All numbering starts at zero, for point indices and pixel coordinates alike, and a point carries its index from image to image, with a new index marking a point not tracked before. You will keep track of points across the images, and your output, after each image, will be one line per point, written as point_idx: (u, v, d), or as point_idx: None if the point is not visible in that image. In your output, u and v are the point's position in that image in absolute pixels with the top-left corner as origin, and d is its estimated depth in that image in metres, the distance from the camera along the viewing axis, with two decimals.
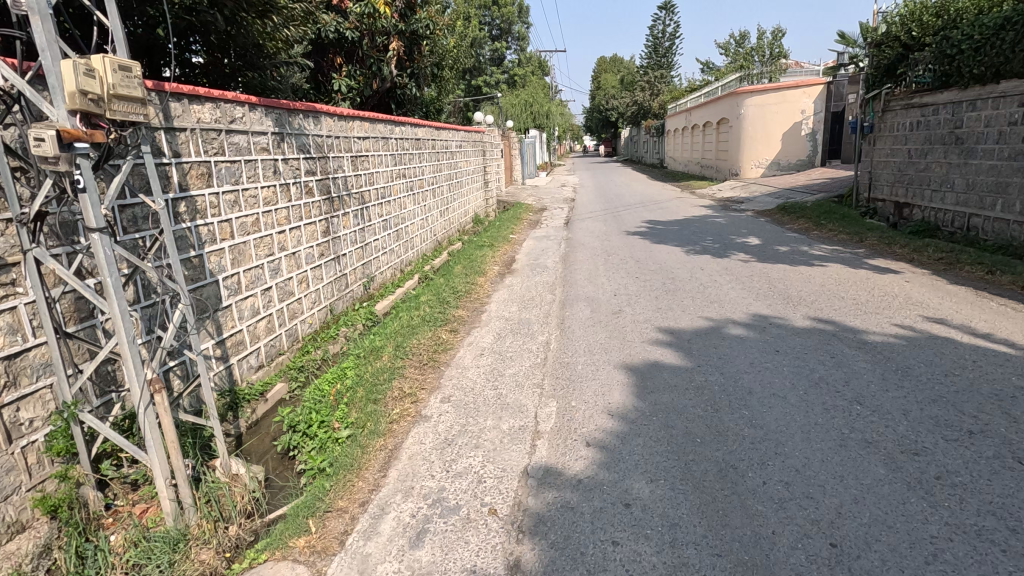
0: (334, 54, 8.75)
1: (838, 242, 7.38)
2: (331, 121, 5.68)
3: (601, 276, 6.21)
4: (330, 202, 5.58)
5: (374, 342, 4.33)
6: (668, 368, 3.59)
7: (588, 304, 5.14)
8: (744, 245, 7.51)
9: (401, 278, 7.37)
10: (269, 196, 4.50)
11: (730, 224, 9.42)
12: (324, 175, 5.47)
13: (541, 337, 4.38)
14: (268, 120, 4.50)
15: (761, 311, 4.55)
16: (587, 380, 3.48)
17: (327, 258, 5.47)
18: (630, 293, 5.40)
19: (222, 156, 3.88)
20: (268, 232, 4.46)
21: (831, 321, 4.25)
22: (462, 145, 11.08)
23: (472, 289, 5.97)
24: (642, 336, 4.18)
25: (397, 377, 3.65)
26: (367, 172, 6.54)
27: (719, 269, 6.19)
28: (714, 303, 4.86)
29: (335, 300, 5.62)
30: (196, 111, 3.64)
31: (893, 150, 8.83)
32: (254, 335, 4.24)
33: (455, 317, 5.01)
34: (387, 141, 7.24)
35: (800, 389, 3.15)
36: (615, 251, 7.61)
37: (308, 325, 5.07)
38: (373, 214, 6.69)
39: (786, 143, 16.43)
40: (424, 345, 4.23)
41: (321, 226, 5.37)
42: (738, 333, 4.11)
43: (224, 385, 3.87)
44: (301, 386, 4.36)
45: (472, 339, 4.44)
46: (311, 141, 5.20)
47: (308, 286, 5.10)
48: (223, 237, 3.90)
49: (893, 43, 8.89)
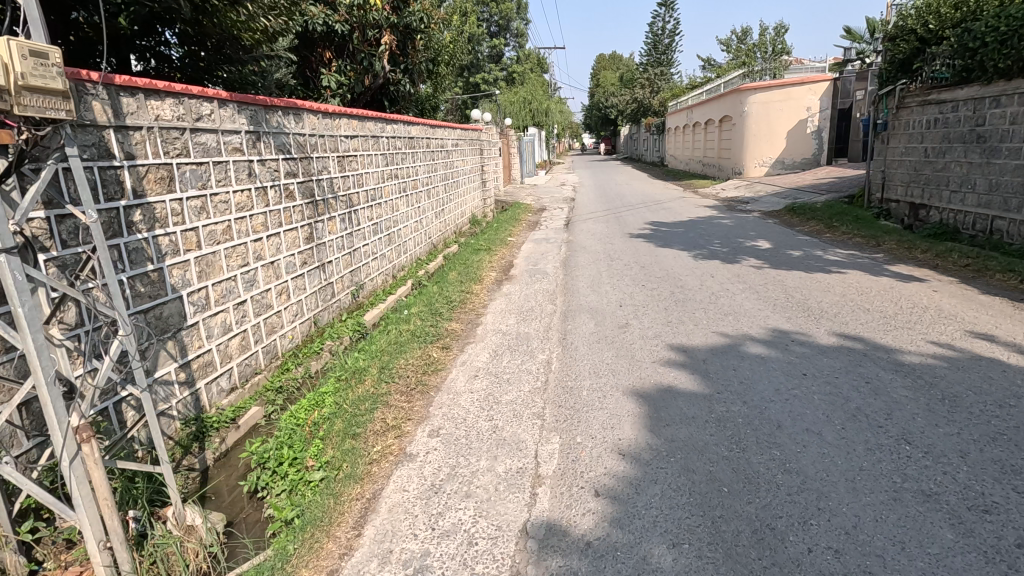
0: (323, 49, 8.35)
1: (853, 245, 7.00)
2: (315, 119, 5.28)
3: (605, 284, 5.83)
4: (314, 206, 5.19)
5: (358, 362, 3.94)
6: (683, 395, 3.21)
7: (591, 317, 4.76)
8: (754, 249, 7.12)
9: (393, 284, 6.99)
10: (243, 201, 4.10)
11: (737, 226, 9.05)
12: (307, 177, 5.07)
13: (540, 356, 4.00)
14: (242, 117, 4.10)
15: (781, 326, 4.17)
16: (593, 410, 3.10)
17: (310, 266, 5.09)
18: (636, 304, 5.02)
19: (186, 158, 3.50)
20: (242, 240, 4.07)
21: (861, 338, 3.86)
22: (459, 144, 10.70)
23: (468, 299, 5.58)
24: (652, 355, 3.80)
25: (380, 406, 3.26)
26: (356, 173, 6.15)
27: (730, 276, 5.81)
28: (729, 316, 4.47)
29: (320, 312, 5.24)
30: (155, 108, 3.24)
31: (908, 149, 8.44)
32: (226, 354, 3.85)
33: (448, 332, 4.62)
34: (378, 140, 6.85)
35: (836, 422, 2.77)
36: (619, 256, 7.23)
37: (288, 340, 4.69)
38: (363, 218, 6.30)
39: (791, 141, 16.04)
40: (413, 366, 3.84)
41: (304, 232, 4.98)
42: (758, 352, 3.73)
43: (190, 412, 3.49)
44: (279, 409, 3.98)
45: (465, 357, 4.06)
46: (291, 140, 4.81)
47: (289, 298, 4.72)
48: (188, 248, 3.51)
49: (909, 37, 8.49)
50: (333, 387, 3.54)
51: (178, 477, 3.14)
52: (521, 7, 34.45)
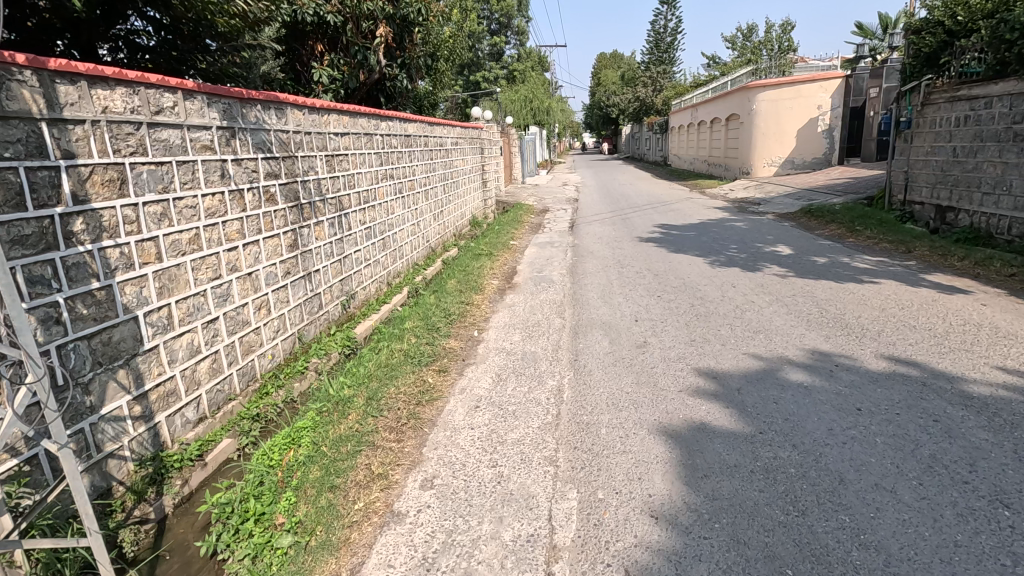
0: (315, 41, 7.87)
1: (880, 251, 6.54)
2: (301, 115, 4.80)
3: (617, 294, 5.37)
4: (299, 210, 4.71)
5: (343, 388, 3.47)
6: (720, 435, 2.75)
7: (605, 334, 4.30)
8: (774, 256, 6.66)
9: (387, 292, 6.53)
10: (214, 206, 3.63)
11: (752, 229, 8.57)
12: (291, 178, 4.60)
13: (550, 382, 3.53)
14: (214, 111, 3.63)
15: (821, 348, 3.70)
16: (616, 455, 2.64)
17: (295, 276, 4.62)
18: (654, 318, 4.55)
19: (143, 157, 3.03)
20: (214, 251, 3.61)
21: (915, 363, 3.39)
22: (459, 142, 10.22)
23: (468, 311, 5.11)
24: (678, 383, 3.33)
25: (365, 448, 2.79)
26: (346, 174, 5.67)
27: (754, 286, 5.34)
28: (760, 335, 4.00)
29: (306, 326, 4.78)
30: (101, 98, 2.77)
31: (934, 148, 7.97)
32: (193, 381, 3.38)
33: (445, 351, 4.15)
34: (372, 138, 6.37)
35: (911, 476, 2.30)
36: (629, 262, 6.77)
37: (269, 359, 4.22)
38: (354, 223, 5.83)
39: (801, 140, 15.57)
40: (406, 395, 3.36)
41: (287, 239, 4.51)
42: (800, 379, 3.26)
43: (147, 450, 3.02)
44: (253, 442, 3.51)
45: (465, 383, 3.60)
46: (273, 137, 4.33)
47: (270, 313, 4.26)
48: (145, 261, 3.04)
49: (936, 29, 8.01)
50: (312, 420, 3.07)
51: (127, 532, 2.67)
52: (522, 4, 33.98)
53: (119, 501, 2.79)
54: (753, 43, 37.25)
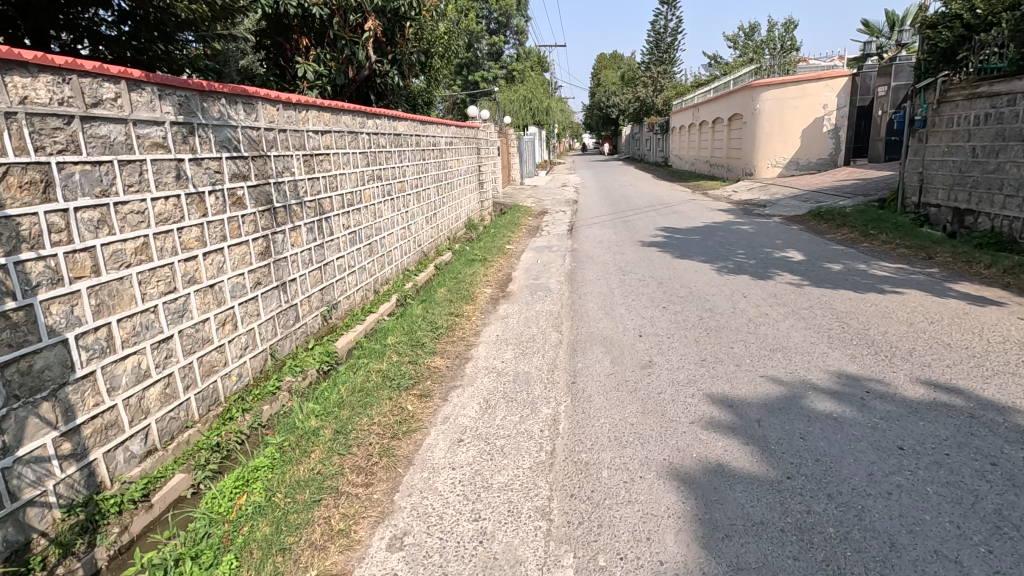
0: (300, 35, 7.45)
1: (899, 257, 6.15)
2: (274, 111, 4.40)
3: (619, 304, 4.97)
4: (271, 214, 4.32)
5: (310, 416, 3.07)
6: (741, 480, 2.35)
7: (606, 351, 3.90)
8: (785, 262, 6.27)
9: (374, 301, 6.14)
10: (167, 211, 3.23)
11: (759, 233, 8.18)
12: (263, 179, 4.20)
13: (545, 409, 3.13)
14: (166, 103, 3.22)
15: (849, 371, 3.30)
16: (619, 506, 2.24)
17: (267, 287, 4.22)
18: (660, 334, 4.15)
19: (75, 156, 2.63)
20: (167, 261, 3.20)
21: (956, 389, 3.00)
22: (453, 142, 9.81)
23: (457, 325, 4.70)
24: (689, 413, 2.94)
25: (326, 495, 2.39)
26: (327, 176, 5.27)
27: (767, 296, 4.94)
28: (779, 355, 3.61)
29: (279, 341, 4.38)
30: (20, 87, 2.38)
31: (952, 148, 7.58)
32: (139, 410, 2.98)
33: (429, 371, 3.76)
34: (357, 137, 5.97)
35: (977, 541, 1.91)
36: (632, 269, 6.38)
37: (235, 380, 3.82)
38: (337, 228, 5.43)
39: (806, 140, 15.19)
40: (381, 426, 2.97)
41: (257, 246, 4.11)
42: (828, 408, 2.87)
43: (79, 494, 2.62)
44: (210, 477, 3.11)
45: (449, 410, 3.20)
46: (240, 134, 3.93)
47: (236, 329, 3.86)
48: (76, 275, 2.64)
49: (953, 23, 7.56)
50: (270, 457, 2.67)
51: None
52: (521, 4, 33.60)
53: (40, 557, 2.39)
54: (755, 42, 36.78)
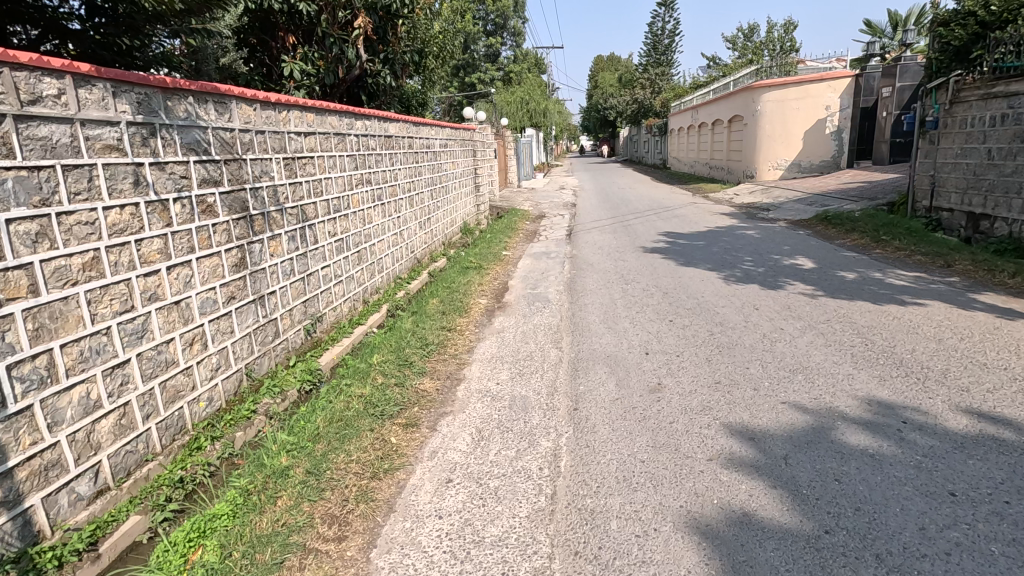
0: (286, 32, 7.08)
1: (916, 265, 5.86)
2: (251, 111, 4.07)
3: (622, 317, 4.65)
4: (247, 222, 3.99)
5: (281, 450, 2.74)
6: (773, 535, 2.03)
7: (610, 372, 3.58)
8: (796, 270, 5.97)
9: (363, 312, 5.82)
10: (124, 221, 2.90)
11: (765, 239, 7.88)
12: (237, 184, 3.87)
13: (544, 442, 2.81)
14: (122, 102, 2.89)
15: (880, 397, 2.98)
16: (632, 569, 1.92)
17: (241, 301, 3.89)
18: (668, 351, 3.83)
19: (8, 161, 2.31)
20: (123, 277, 2.87)
21: (1003, 420, 2.68)
22: (448, 144, 9.48)
23: (450, 341, 4.37)
24: (706, 449, 2.61)
25: (291, 555, 2.06)
26: (311, 180, 4.94)
27: (780, 308, 4.63)
28: (801, 377, 3.29)
29: (256, 360, 4.05)
30: None
31: (965, 150, 7.29)
32: (88, 446, 2.64)
33: (418, 394, 3.44)
34: (344, 139, 5.64)
35: None
36: (634, 277, 6.07)
37: (205, 404, 3.49)
38: (322, 236, 5.11)
39: (808, 142, 14.93)
40: (360, 464, 2.64)
41: (231, 258, 3.78)
42: (861, 443, 2.55)
43: (10, 548, 2.29)
44: (170, 519, 2.78)
45: (438, 442, 2.87)
46: (211, 136, 3.60)
47: (206, 349, 3.52)
48: (9, 297, 2.31)
49: (966, 21, 7.24)
50: (230, 503, 2.34)
51: None
52: (519, 5, 33.38)
53: None
54: (754, 44, 36.55)
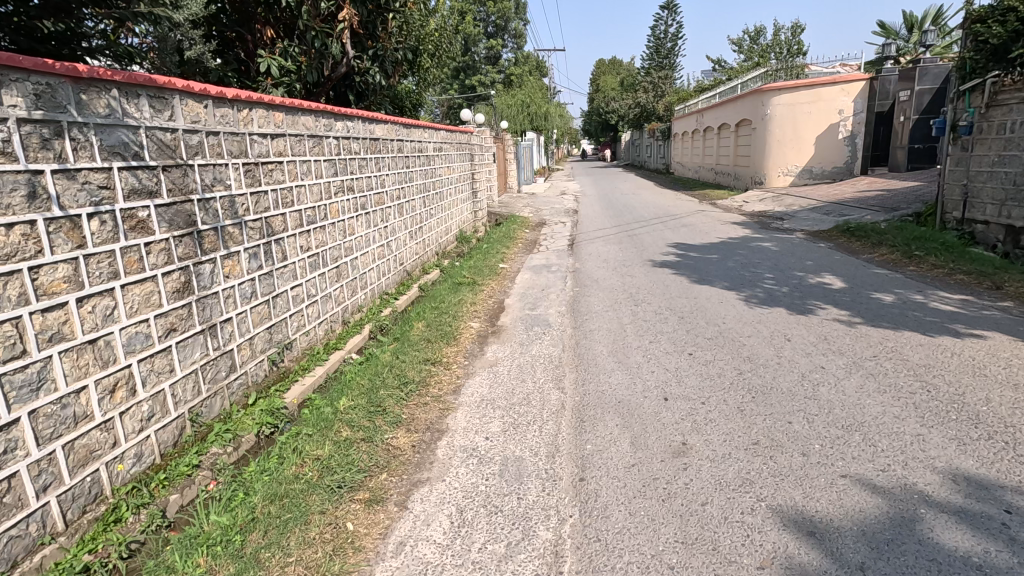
0: (264, 25, 6.47)
1: (959, 286, 5.25)
2: (201, 109, 3.45)
3: (634, 350, 4.03)
4: (195, 239, 3.37)
5: (203, 540, 2.13)
6: None
7: (623, 426, 2.96)
8: (824, 290, 5.36)
9: (341, 335, 5.22)
10: (13, 244, 2.30)
11: (785, 253, 7.28)
12: (182, 195, 3.27)
13: (542, 532, 2.20)
14: (12, 94, 2.30)
15: (967, 471, 2.37)
16: None
17: (184, 334, 3.27)
18: (691, 397, 3.21)
19: None
20: (9, 316, 2.27)
21: None
22: (443, 147, 8.87)
23: (433, 378, 3.75)
24: (754, 551, 2.00)
25: None
26: (279, 188, 4.32)
27: (816, 339, 4.02)
28: (859, 438, 2.66)
29: (204, 401, 3.43)
30: None
31: (1003, 158, 6.69)
32: None
33: (390, 454, 2.82)
34: (321, 142, 5.03)
35: None
36: (644, 297, 5.45)
37: (132, 462, 2.87)
38: (292, 251, 4.49)
39: (820, 148, 14.34)
40: (301, 567, 2.02)
41: (171, 282, 3.17)
42: (959, 545, 1.94)
43: None
44: None
45: (407, 529, 2.26)
46: (144, 138, 2.99)
47: (134, 395, 2.90)
48: None
49: (1005, 17, 6.46)
50: None
51: None
52: (520, 6, 32.90)
53: None
54: (759, 46, 36.01)
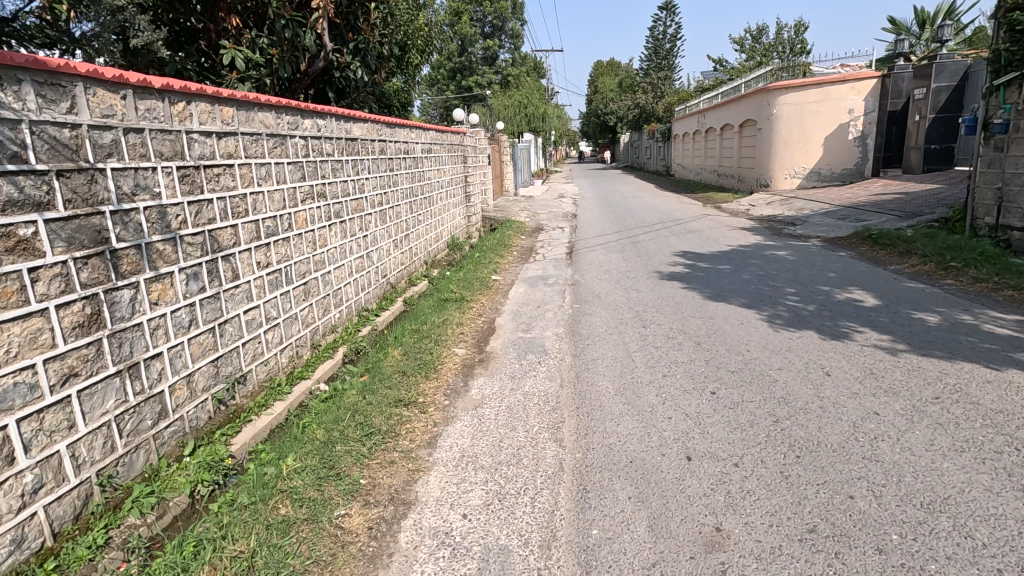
0: (230, 14, 5.83)
1: (1010, 305, 4.63)
2: (114, 100, 2.81)
3: (645, 386, 3.40)
4: (108, 260, 2.73)
5: None
6: None
7: (638, 499, 2.32)
8: (857, 309, 4.73)
9: (308, 362, 4.58)
10: None
11: (804, 262, 6.66)
12: (87, 206, 2.62)
13: None
14: None
15: None
16: None
17: (91, 378, 2.63)
18: (721, 457, 2.58)
19: None
20: None
21: None
22: (432, 148, 8.24)
23: (405, 426, 3.11)
24: None
25: None
26: (229, 196, 3.70)
27: (862, 374, 3.39)
28: (949, 526, 2.04)
29: (121, 459, 2.79)
30: None
31: None
32: None
33: (337, 542, 2.18)
34: (283, 142, 4.39)
35: None
36: (653, 316, 4.83)
37: (6, 552, 2.23)
38: (245, 269, 3.86)
39: (830, 148, 13.74)
40: None
41: (71, 315, 2.53)
42: None
43: None
44: None
45: None
46: (27, 135, 2.35)
47: (12, 464, 2.25)
48: None
49: None
50: None
51: None
52: (517, 5, 32.29)
53: None
54: (761, 46, 35.42)
